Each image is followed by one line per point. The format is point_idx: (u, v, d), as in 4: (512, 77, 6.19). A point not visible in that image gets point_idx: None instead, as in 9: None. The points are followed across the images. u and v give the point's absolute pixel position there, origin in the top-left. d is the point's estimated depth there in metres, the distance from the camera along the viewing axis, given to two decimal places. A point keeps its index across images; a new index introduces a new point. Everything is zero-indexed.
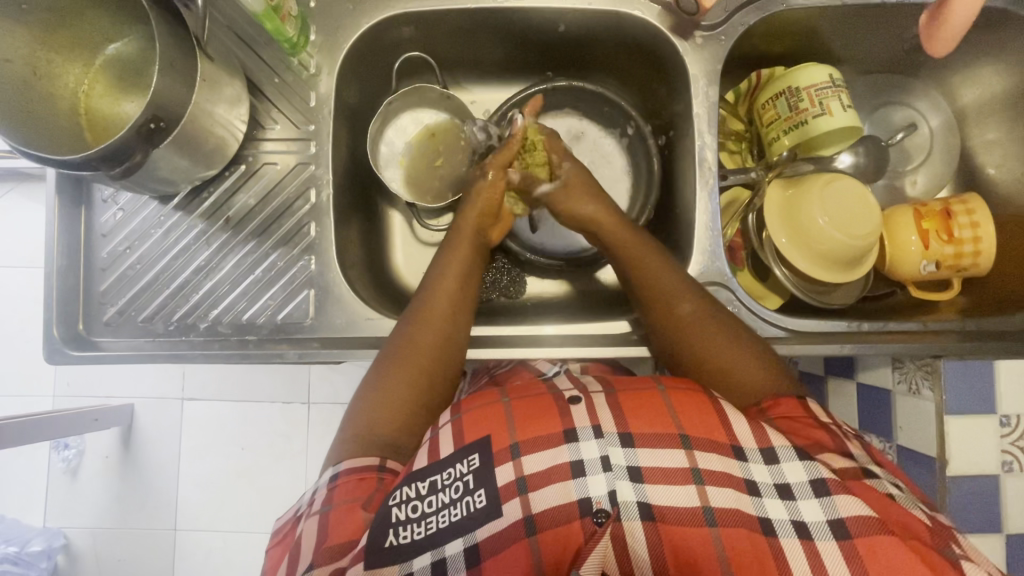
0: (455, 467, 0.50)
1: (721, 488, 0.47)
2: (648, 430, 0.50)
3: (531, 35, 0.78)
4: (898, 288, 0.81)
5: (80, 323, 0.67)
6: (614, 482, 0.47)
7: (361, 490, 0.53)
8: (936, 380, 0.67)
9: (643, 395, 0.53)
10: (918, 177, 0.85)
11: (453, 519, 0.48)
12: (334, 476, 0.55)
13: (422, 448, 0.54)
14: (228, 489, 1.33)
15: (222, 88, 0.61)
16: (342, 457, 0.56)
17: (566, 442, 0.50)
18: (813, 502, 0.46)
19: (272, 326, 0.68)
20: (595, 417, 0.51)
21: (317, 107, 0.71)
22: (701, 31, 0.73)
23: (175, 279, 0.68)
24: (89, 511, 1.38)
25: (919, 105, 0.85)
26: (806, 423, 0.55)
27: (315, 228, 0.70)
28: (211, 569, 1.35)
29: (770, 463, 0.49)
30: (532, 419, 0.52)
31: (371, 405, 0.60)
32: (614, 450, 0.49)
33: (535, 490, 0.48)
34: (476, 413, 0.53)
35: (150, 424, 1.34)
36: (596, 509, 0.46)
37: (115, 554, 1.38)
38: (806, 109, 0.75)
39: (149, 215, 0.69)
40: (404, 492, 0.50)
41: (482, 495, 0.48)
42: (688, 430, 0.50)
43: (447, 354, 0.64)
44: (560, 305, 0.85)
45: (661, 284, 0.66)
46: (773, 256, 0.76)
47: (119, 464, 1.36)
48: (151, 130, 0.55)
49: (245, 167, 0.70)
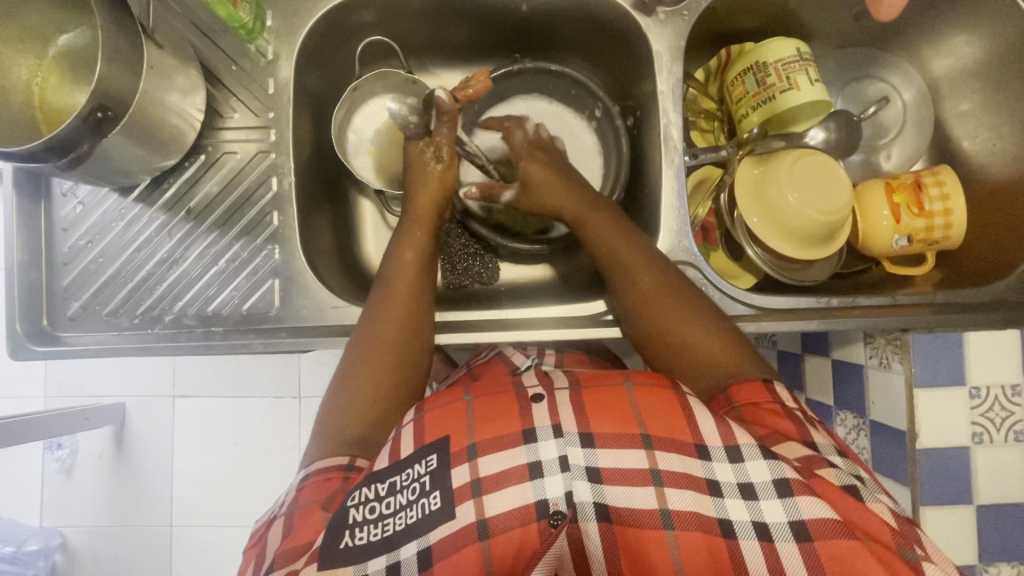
0: (413, 468, 0.50)
1: (681, 488, 0.46)
2: (610, 429, 0.49)
3: (494, 16, 0.76)
4: (873, 263, 0.80)
5: (44, 319, 0.67)
6: (571, 482, 0.46)
7: (325, 491, 0.52)
8: (905, 353, 0.66)
9: (608, 394, 0.53)
10: (892, 151, 0.84)
11: (408, 521, 0.47)
12: (304, 476, 0.55)
13: (387, 448, 0.54)
14: (222, 485, 1.33)
15: (173, 76, 0.60)
16: (313, 459, 0.56)
17: (523, 444, 0.49)
18: (775, 501, 0.46)
19: (237, 317, 0.67)
20: (557, 417, 0.50)
21: (276, 94, 0.71)
22: (664, 7, 0.72)
23: (139, 272, 0.68)
24: (84, 510, 1.39)
25: (893, 79, 0.84)
26: (769, 411, 0.54)
27: (278, 217, 0.69)
28: (208, 563, 1.36)
29: (735, 462, 0.48)
30: (491, 419, 0.51)
31: (339, 407, 0.59)
32: (573, 452, 0.47)
33: (490, 492, 0.46)
34: (439, 413, 0.53)
35: (141, 423, 1.35)
36: (552, 511, 0.45)
37: (111, 552, 1.39)
38: (774, 84, 0.74)
39: (109, 208, 0.68)
40: (362, 493, 0.49)
41: (437, 496, 0.48)
42: (649, 431, 0.49)
43: (412, 338, 0.63)
44: (534, 289, 0.85)
45: (625, 266, 0.65)
46: (745, 236, 0.75)
47: (112, 463, 1.37)
48: (98, 120, 0.54)
49: (205, 157, 0.70)
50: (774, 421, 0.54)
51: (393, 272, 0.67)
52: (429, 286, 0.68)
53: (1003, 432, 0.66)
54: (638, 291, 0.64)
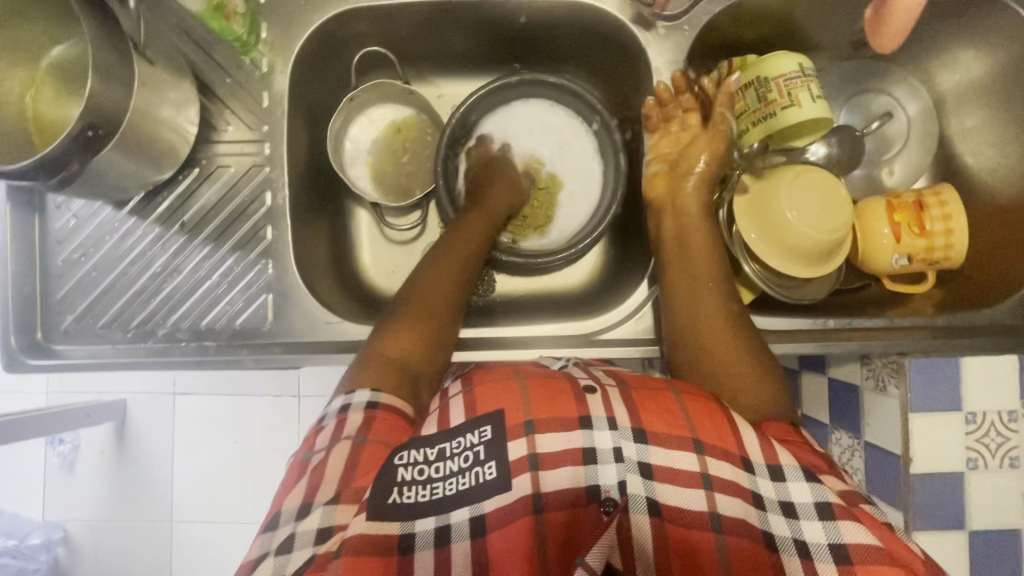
0: (466, 437, 0.52)
1: (729, 497, 0.49)
2: (662, 428, 0.52)
3: (493, 26, 0.76)
4: (872, 280, 0.79)
5: (38, 332, 0.67)
6: (625, 474, 0.49)
7: (393, 435, 0.54)
8: (902, 378, 0.66)
9: (656, 394, 0.55)
10: (895, 167, 0.83)
11: (461, 487, 0.50)
12: (372, 403, 0.56)
13: (433, 418, 0.57)
14: (222, 482, 1.34)
15: (165, 91, 0.60)
16: (381, 387, 0.58)
17: (579, 428, 0.52)
18: (816, 522, 0.47)
19: (230, 331, 0.67)
20: (610, 409, 0.53)
21: (270, 108, 0.70)
22: (663, 22, 0.71)
23: (134, 284, 0.68)
24: (86, 504, 1.40)
25: (897, 92, 0.83)
26: (800, 446, 0.54)
27: (272, 231, 0.69)
28: (207, 559, 1.38)
29: (776, 480, 0.50)
30: (550, 402, 0.53)
31: (401, 342, 0.62)
32: (627, 444, 0.51)
33: (546, 470, 0.49)
34: (487, 389, 0.56)
35: (142, 420, 1.35)
36: (604, 498, 0.49)
37: (112, 546, 1.41)
38: (775, 100, 0.72)
39: (103, 221, 0.68)
40: (412, 454, 0.51)
41: (493, 467, 0.50)
42: (700, 435, 0.51)
43: (450, 331, 0.66)
44: (532, 302, 0.85)
45: (692, 242, 0.67)
46: (743, 252, 0.75)
47: (114, 458, 1.38)
48: (89, 138, 0.54)
49: (199, 170, 0.69)
50: (810, 456, 0.53)
51: (453, 245, 0.72)
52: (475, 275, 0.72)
53: (998, 458, 0.65)
54: (695, 271, 0.66)
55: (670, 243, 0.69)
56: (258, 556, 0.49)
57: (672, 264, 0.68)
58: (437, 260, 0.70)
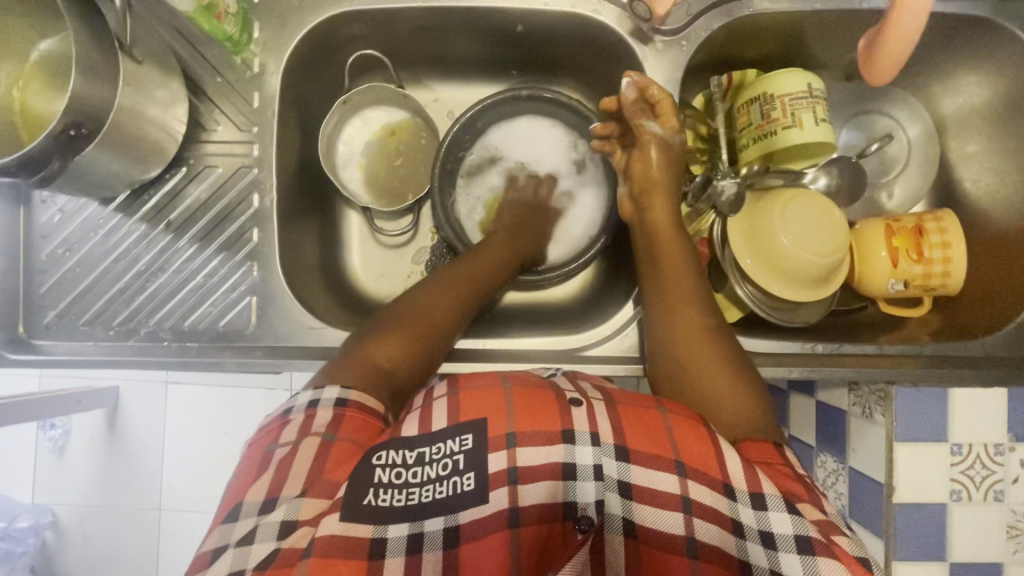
0: (446, 443, 0.51)
1: (709, 523, 0.48)
2: (643, 449, 0.51)
3: (490, 33, 0.75)
4: (870, 302, 0.78)
5: (20, 327, 0.66)
6: (603, 492, 0.49)
7: (364, 434, 0.54)
8: (888, 406, 0.65)
9: (643, 414, 0.54)
10: (894, 191, 0.82)
11: (437, 495, 0.49)
12: (341, 400, 0.56)
13: (414, 416, 0.55)
14: (210, 473, 1.34)
15: (153, 89, 0.59)
16: (351, 383, 0.58)
17: (561, 442, 0.50)
18: (793, 555, 0.46)
19: (213, 333, 0.67)
20: (594, 425, 0.51)
21: (261, 108, 0.69)
22: (662, 36, 0.70)
23: (117, 282, 0.67)
24: (76, 488, 1.41)
25: (899, 115, 0.82)
26: (780, 471, 0.53)
27: (258, 233, 0.68)
28: (194, 548, 1.38)
29: (758, 509, 0.49)
30: (533, 416, 0.52)
31: (384, 346, 0.62)
32: (607, 462, 0.50)
33: (526, 482, 0.49)
34: (474, 393, 0.55)
35: (134, 408, 1.36)
36: (580, 515, 0.49)
37: (101, 532, 1.41)
38: (778, 119, 0.71)
39: (89, 217, 0.67)
40: (391, 456, 0.50)
41: (471, 478, 0.49)
42: (683, 457, 0.51)
43: (435, 334, 0.66)
44: (524, 313, 0.84)
45: (669, 259, 0.68)
46: (737, 274, 0.75)
47: (105, 444, 1.38)
48: (72, 136, 0.53)
49: (187, 169, 0.69)
50: (788, 481, 0.52)
51: (466, 265, 0.73)
52: (484, 293, 0.73)
53: (982, 491, 0.65)
54: (672, 287, 0.66)
55: (646, 258, 0.70)
56: (214, 549, 0.47)
57: (649, 282, 0.69)
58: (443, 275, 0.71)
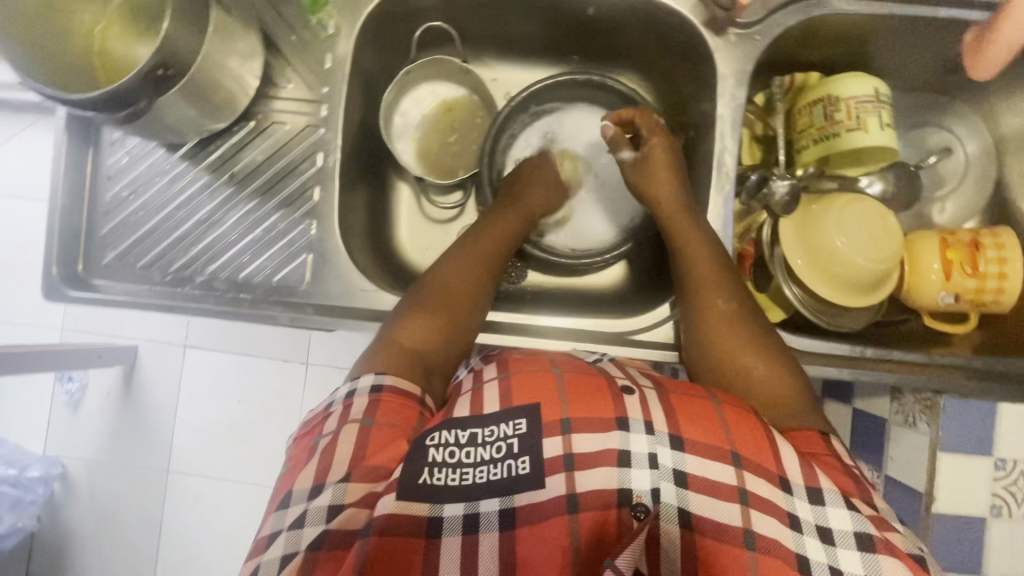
0: (500, 427, 0.52)
1: (765, 516, 0.48)
2: (699, 437, 0.51)
3: (559, 14, 0.75)
4: (913, 316, 0.78)
5: (79, 265, 0.67)
6: (659, 480, 0.49)
7: (403, 417, 0.54)
8: (935, 416, 0.66)
9: (696, 403, 0.54)
10: (946, 205, 0.82)
11: (491, 477, 0.49)
12: (378, 386, 0.56)
13: (466, 398, 0.56)
14: (222, 439, 1.34)
15: (235, 40, 0.60)
16: (386, 368, 0.58)
17: (617, 429, 0.51)
18: (854, 552, 0.47)
19: (267, 287, 0.68)
20: (649, 414, 0.52)
21: (331, 70, 0.69)
22: (736, 28, 0.69)
23: (177, 230, 0.68)
24: (88, 443, 1.40)
25: (958, 130, 0.82)
26: (831, 466, 0.53)
27: (320, 192, 0.69)
28: (198, 513, 1.35)
29: (815, 503, 0.49)
30: (588, 402, 0.53)
31: (412, 331, 0.62)
32: (663, 451, 0.50)
33: (580, 469, 0.49)
34: (525, 377, 0.56)
35: (152, 366, 1.36)
36: (635, 502, 0.48)
37: (109, 489, 1.40)
38: (842, 121, 0.71)
39: (154, 162, 0.69)
40: (443, 435, 0.51)
41: (526, 461, 0.50)
42: (739, 448, 0.51)
43: (470, 322, 0.65)
44: (560, 295, 0.85)
45: (691, 257, 0.66)
46: (785, 275, 0.75)
47: (118, 404, 1.39)
48: (158, 77, 0.54)
49: (254, 124, 0.70)
50: (840, 478, 0.52)
51: (484, 238, 0.71)
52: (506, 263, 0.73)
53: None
54: (705, 281, 0.65)
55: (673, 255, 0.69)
56: (270, 533, 0.49)
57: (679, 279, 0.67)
58: (460, 250, 0.70)
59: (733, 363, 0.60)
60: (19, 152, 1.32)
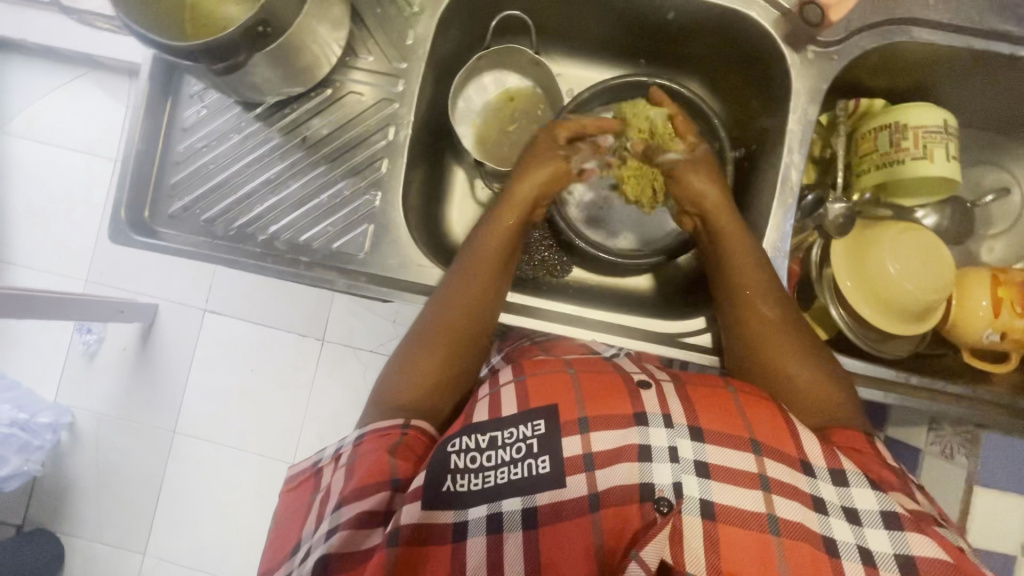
0: (518, 429, 0.51)
1: (789, 500, 0.46)
2: (718, 428, 0.49)
3: (637, 16, 0.76)
4: (951, 350, 0.78)
5: (146, 211, 0.69)
6: (680, 475, 0.47)
7: (380, 443, 0.54)
8: (973, 451, 0.74)
9: (714, 395, 0.53)
10: (995, 246, 0.82)
11: (512, 477, 0.49)
12: (359, 436, 0.56)
13: (483, 403, 0.54)
14: (230, 409, 1.30)
15: (329, 7, 0.62)
16: (366, 421, 0.57)
17: (634, 425, 0.49)
18: (880, 531, 0.45)
19: (326, 252, 0.68)
20: (666, 408, 0.50)
21: (413, 46, 0.71)
22: (815, 47, 0.70)
23: (244, 187, 0.69)
24: (99, 397, 1.32)
25: (1016, 171, 0.83)
26: (874, 461, 0.53)
27: (387, 165, 0.70)
28: (197, 478, 1.29)
29: (839, 485, 0.48)
30: (601, 396, 0.52)
31: (402, 371, 0.60)
32: (682, 443, 0.48)
33: (602, 468, 0.48)
34: (540, 380, 0.53)
35: (171, 327, 1.32)
36: (658, 497, 0.46)
37: (113, 443, 1.31)
38: (908, 148, 0.71)
39: (230, 118, 0.70)
40: (463, 441, 0.51)
41: (546, 461, 0.49)
42: (757, 437, 0.49)
43: (470, 351, 0.63)
44: (602, 295, 0.86)
45: (739, 263, 0.66)
46: (832, 297, 0.75)
47: (135, 358, 1.32)
48: (258, 33, 0.55)
49: (331, 91, 0.71)
50: (880, 470, 0.51)
51: (478, 265, 0.66)
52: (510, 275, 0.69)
53: None
54: (751, 288, 0.64)
55: (715, 265, 0.69)
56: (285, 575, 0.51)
57: (722, 285, 0.67)
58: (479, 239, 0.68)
59: (778, 370, 0.60)
60: (64, 103, 1.33)
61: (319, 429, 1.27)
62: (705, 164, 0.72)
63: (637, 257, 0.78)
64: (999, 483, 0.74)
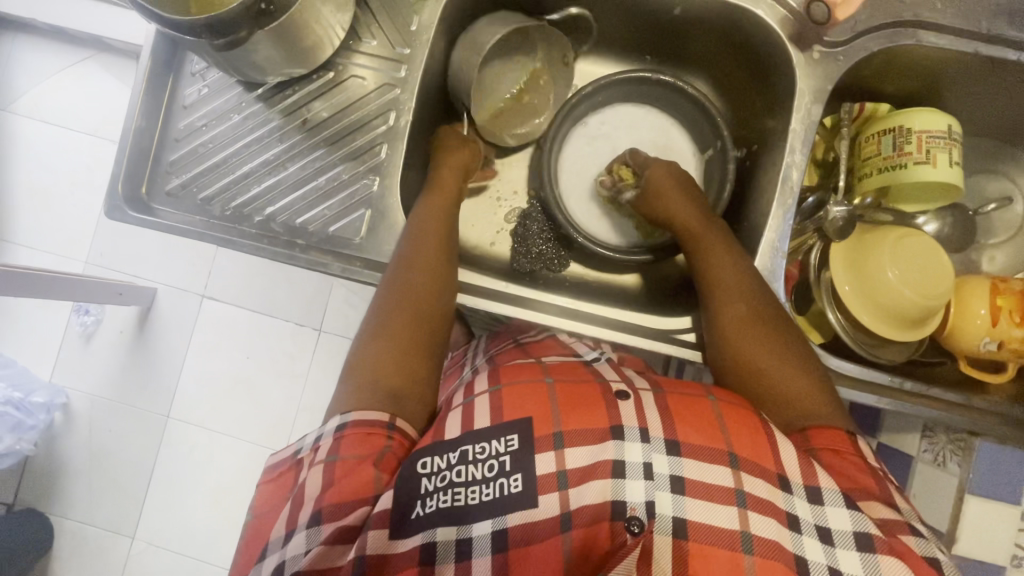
0: (490, 443, 0.49)
1: (765, 517, 0.45)
2: (696, 440, 0.49)
3: (643, 11, 0.76)
4: (948, 360, 0.77)
5: (143, 188, 0.69)
6: (653, 492, 0.46)
7: (367, 447, 0.51)
8: (967, 458, 0.74)
9: (695, 403, 0.52)
10: (997, 255, 0.81)
11: (484, 497, 0.47)
12: (341, 425, 0.53)
13: (455, 415, 0.53)
14: (224, 395, 1.29)
15: None
16: (350, 407, 0.54)
17: (610, 439, 0.49)
18: (852, 552, 0.44)
19: (322, 236, 0.68)
20: (643, 420, 0.50)
21: (417, 32, 0.71)
22: (821, 46, 0.70)
23: (242, 168, 0.69)
24: (95, 378, 1.32)
25: (1020, 181, 0.82)
26: (852, 464, 0.52)
27: (386, 150, 0.70)
28: (188, 463, 1.29)
29: (814, 503, 0.47)
30: (580, 410, 0.51)
31: (381, 349, 0.57)
32: (658, 459, 0.48)
33: (575, 486, 0.47)
34: (517, 388, 0.53)
35: (168, 312, 1.32)
36: (630, 515, 0.46)
37: (104, 425, 1.31)
38: (911, 153, 0.71)
39: (231, 98, 0.70)
40: (435, 462, 0.49)
41: (518, 479, 0.48)
42: (736, 450, 0.49)
43: (440, 325, 0.61)
44: (598, 289, 0.85)
45: (711, 257, 0.66)
46: (830, 300, 0.75)
47: (132, 341, 1.32)
48: (260, 10, 0.55)
49: (333, 75, 0.71)
50: (856, 475, 0.51)
51: (418, 252, 0.64)
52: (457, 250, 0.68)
53: None
54: (726, 283, 0.64)
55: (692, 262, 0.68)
56: None
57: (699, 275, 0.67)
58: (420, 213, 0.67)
59: (755, 372, 0.59)
60: (72, 83, 1.33)
61: (313, 419, 1.27)
62: (682, 181, 0.73)
63: (631, 253, 0.77)
64: (988, 492, 0.74)
